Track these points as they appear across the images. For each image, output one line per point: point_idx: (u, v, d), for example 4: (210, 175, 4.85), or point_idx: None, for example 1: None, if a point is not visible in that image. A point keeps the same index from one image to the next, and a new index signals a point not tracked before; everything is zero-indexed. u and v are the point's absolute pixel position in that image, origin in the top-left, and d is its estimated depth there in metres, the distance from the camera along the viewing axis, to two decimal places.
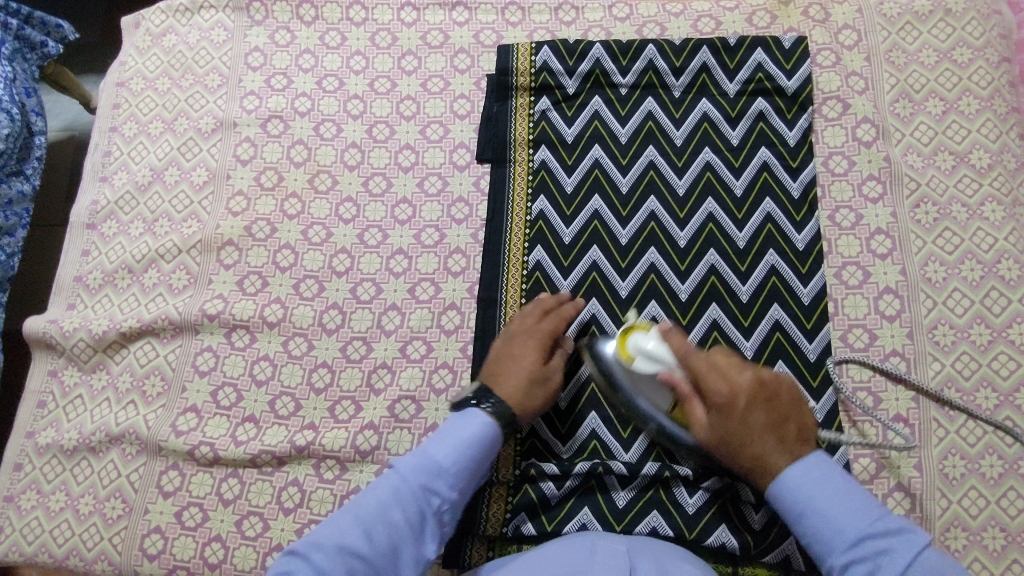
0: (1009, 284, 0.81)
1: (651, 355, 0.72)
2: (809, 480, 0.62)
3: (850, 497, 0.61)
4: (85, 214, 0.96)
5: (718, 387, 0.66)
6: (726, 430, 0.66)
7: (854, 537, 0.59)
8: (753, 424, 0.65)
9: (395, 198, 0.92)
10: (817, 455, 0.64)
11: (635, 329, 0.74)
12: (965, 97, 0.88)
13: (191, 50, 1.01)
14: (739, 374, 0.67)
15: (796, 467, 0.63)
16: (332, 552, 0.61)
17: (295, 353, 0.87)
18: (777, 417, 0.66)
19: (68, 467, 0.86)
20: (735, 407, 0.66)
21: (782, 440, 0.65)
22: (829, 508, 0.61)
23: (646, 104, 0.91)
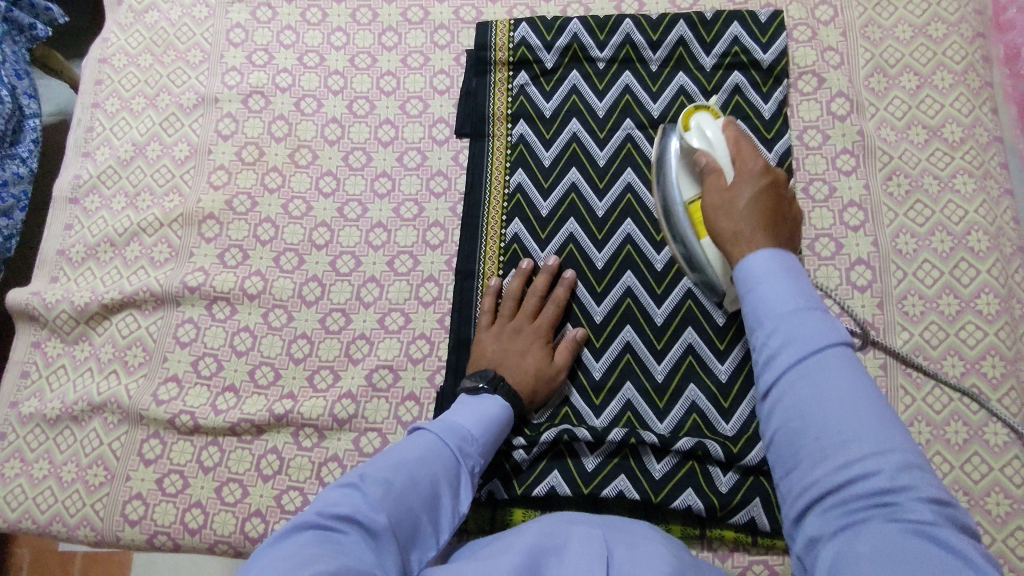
0: (979, 255, 0.82)
1: (702, 132, 0.72)
2: (771, 264, 0.52)
3: (804, 285, 0.51)
4: (68, 188, 0.97)
5: (753, 164, 0.66)
6: (726, 192, 0.65)
7: (791, 309, 0.49)
8: (747, 190, 0.64)
9: (374, 171, 0.93)
10: (792, 254, 0.54)
11: (702, 109, 0.75)
12: (940, 72, 0.89)
13: (174, 27, 1.02)
14: (753, 161, 0.66)
15: (769, 252, 0.53)
16: (382, 490, 0.59)
17: (275, 324, 0.88)
18: (775, 216, 0.62)
19: (51, 436, 0.87)
20: (747, 177, 0.65)
21: (767, 222, 0.61)
22: (770, 288, 0.51)
23: (624, 78, 0.92)
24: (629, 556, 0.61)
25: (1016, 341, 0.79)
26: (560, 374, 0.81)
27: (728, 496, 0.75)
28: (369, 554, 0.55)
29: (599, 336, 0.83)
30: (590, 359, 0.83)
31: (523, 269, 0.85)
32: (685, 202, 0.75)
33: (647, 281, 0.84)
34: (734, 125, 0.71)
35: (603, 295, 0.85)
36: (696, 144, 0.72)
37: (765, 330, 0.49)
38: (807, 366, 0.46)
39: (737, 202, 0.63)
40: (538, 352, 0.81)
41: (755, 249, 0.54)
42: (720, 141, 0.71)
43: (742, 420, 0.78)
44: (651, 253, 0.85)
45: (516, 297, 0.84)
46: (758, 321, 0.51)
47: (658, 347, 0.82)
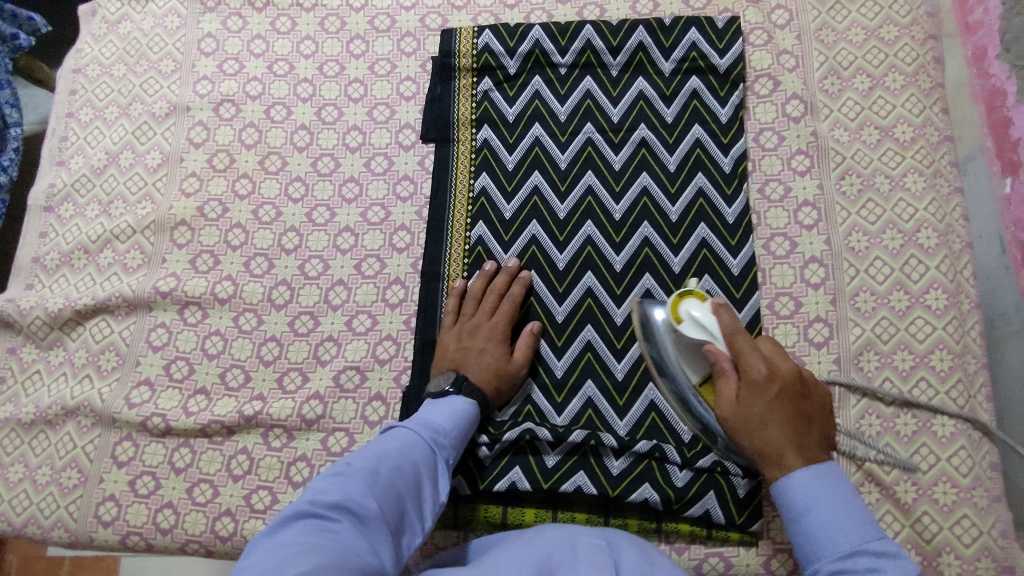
0: (928, 252, 0.84)
1: (701, 324, 0.74)
2: (814, 486, 0.65)
3: (850, 507, 0.63)
4: (42, 197, 0.99)
5: (758, 367, 0.70)
6: (744, 401, 0.70)
7: (849, 546, 0.61)
8: (763, 403, 0.69)
9: (342, 177, 0.95)
10: (834, 467, 0.67)
11: (688, 297, 0.77)
12: (891, 73, 0.91)
13: (146, 37, 1.04)
14: (754, 362, 0.70)
15: (810, 472, 0.66)
16: (368, 479, 0.62)
17: (245, 328, 0.90)
18: (796, 417, 0.69)
19: (26, 440, 0.89)
20: (757, 390, 0.70)
21: (792, 433, 0.68)
22: (827, 518, 0.63)
23: (585, 83, 0.94)
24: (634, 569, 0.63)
25: (964, 335, 0.81)
26: (519, 372, 0.83)
27: (684, 490, 0.77)
28: (362, 539, 0.57)
29: (561, 335, 0.85)
30: (552, 357, 0.85)
31: (487, 270, 0.87)
32: (694, 387, 0.76)
33: (607, 282, 0.86)
34: (727, 311, 0.73)
35: (565, 295, 0.87)
36: (700, 338, 0.74)
37: (834, 569, 0.61)
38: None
39: (765, 421, 0.69)
40: (498, 350, 0.83)
41: (792, 470, 0.67)
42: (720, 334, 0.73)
43: None
44: (611, 255, 0.87)
45: (478, 297, 0.87)
46: (804, 531, 0.64)
47: (617, 346, 0.84)
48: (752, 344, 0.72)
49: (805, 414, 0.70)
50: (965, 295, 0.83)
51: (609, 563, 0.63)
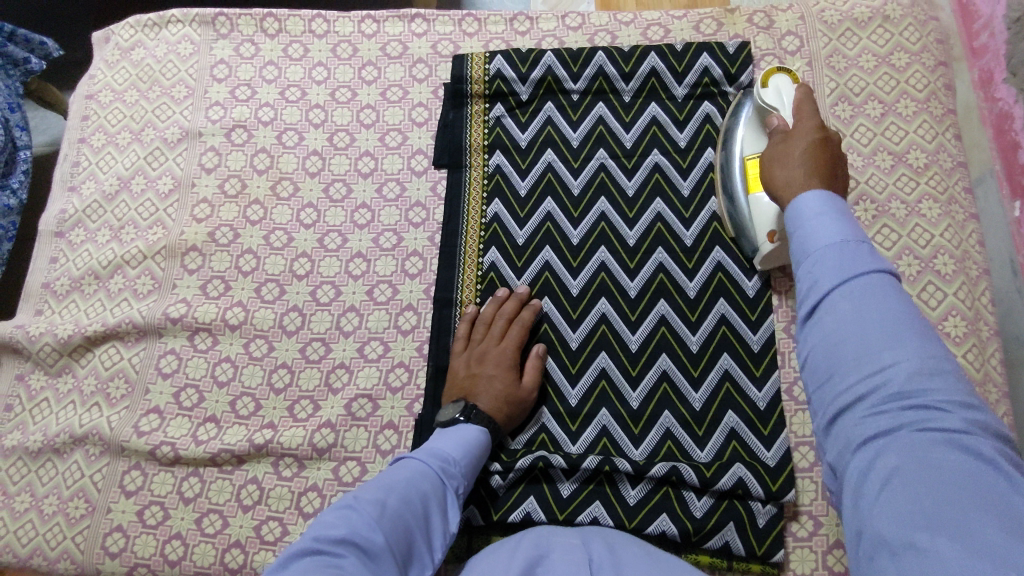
0: (945, 278, 0.83)
1: (780, 93, 0.78)
2: (819, 209, 0.50)
3: (848, 225, 0.48)
4: (53, 222, 0.98)
5: (808, 123, 0.64)
6: (781, 147, 0.64)
7: (829, 244, 0.47)
8: (798, 149, 0.62)
9: (355, 203, 0.95)
10: (839, 199, 0.51)
11: (782, 73, 0.80)
12: (903, 100, 0.91)
13: (159, 63, 1.04)
14: (808, 119, 0.65)
15: (818, 195, 0.51)
16: (377, 511, 0.61)
17: (256, 354, 0.89)
18: (826, 167, 0.60)
19: (33, 468, 0.88)
20: (802, 135, 0.63)
21: (819, 178, 0.58)
22: (817, 226, 0.48)
23: (597, 109, 0.94)
24: (611, 560, 0.63)
25: (984, 363, 0.80)
26: (530, 396, 0.82)
27: (703, 521, 0.76)
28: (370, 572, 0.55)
29: (575, 362, 0.84)
30: (566, 385, 0.84)
31: (498, 296, 0.87)
32: (744, 156, 0.82)
33: (621, 308, 0.86)
34: (803, 88, 0.68)
35: (578, 322, 0.86)
36: (771, 105, 0.78)
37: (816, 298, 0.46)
38: (847, 290, 0.44)
39: (793, 154, 0.62)
40: (508, 375, 0.82)
41: (807, 193, 0.52)
42: (788, 104, 0.77)
43: (716, 446, 0.79)
44: (625, 281, 0.87)
45: (488, 322, 0.86)
46: (794, 254, 0.50)
47: (632, 373, 0.83)
48: (817, 111, 0.66)
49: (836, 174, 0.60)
50: (983, 322, 0.82)
51: (585, 558, 0.62)
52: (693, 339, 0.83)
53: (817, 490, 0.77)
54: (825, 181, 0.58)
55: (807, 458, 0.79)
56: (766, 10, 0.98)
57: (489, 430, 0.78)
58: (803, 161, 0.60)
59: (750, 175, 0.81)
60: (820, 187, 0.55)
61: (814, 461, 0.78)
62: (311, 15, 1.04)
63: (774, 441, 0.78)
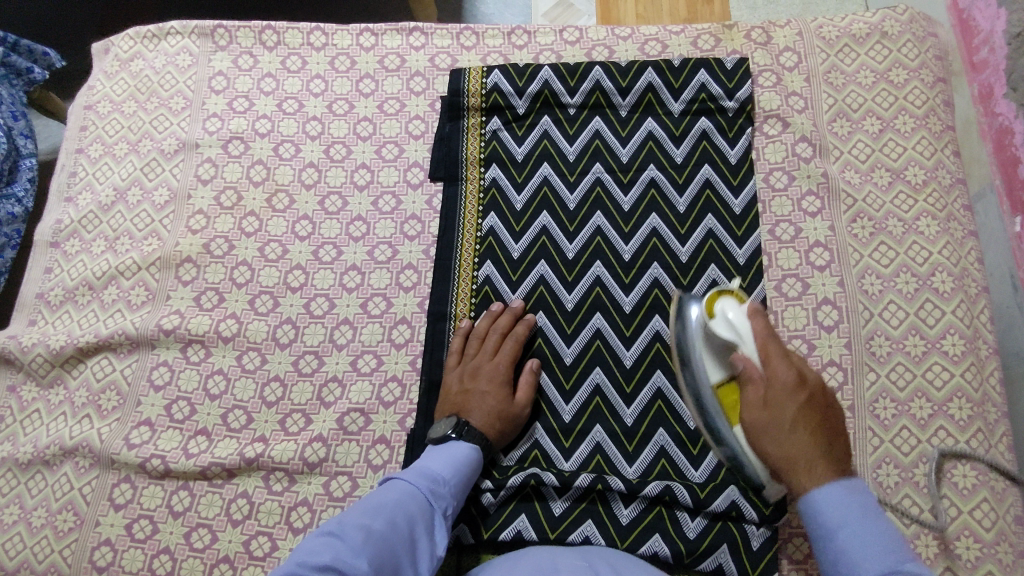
0: (943, 296, 0.82)
1: (730, 322, 0.70)
2: (845, 507, 0.59)
3: (886, 542, 0.57)
4: (49, 232, 0.98)
5: (781, 372, 0.65)
6: (756, 418, 0.66)
7: (882, 573, 0.55)
8: (791, 407, 0.64)
9: (350, 215, 0.95)
10: (859, 488, 0.61)
11: (725, 296, 0.74)
12: (901, 116, 0.90)
13: (157, 75, 1.05)
14: (786, 401, 0.65)
15: (840, 487, 0.60)
16: (361, 535, 0.60)
17: (248, 366, 0.89)
18: (821, 428, 0.64)
19: (23, 480, 0.87)
20: (782, 389, 0.65)
21: (825, 450, 0.63)
22: (853, 540, 0.58)
23: (594, 123, 0.94)
24: None
25: (982, 382, 0.79)
26: (523, 412, 0.81)
27: (696, 542, 0.75)
28: None
29: (569, 378, 0.84)
30: (559, 401, 0.83)
31: (492, 310, 0.86)
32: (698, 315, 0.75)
33: (616, 324, 0.85)
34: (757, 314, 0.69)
35: (573, 337, 0.85)
36: (727, 339, 0.70)
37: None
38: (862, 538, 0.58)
39: (783, 432, 0.64)
40: (501, 391, 0.81)
41: (820, 485, 0.61)
42: (746, 336, 0.69)
43: (711, 465, 0.78)
44: (620, 296, 0.86)
45: (482, 337, 0.85)
46: (842, 568, 0.58)
47: (627, 390, 0.82)
48: (782, 351, 0.67)
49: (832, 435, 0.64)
50: (982, 341, 0.81)
51: None
52: None
53: None
54: (825, 449, 0.63)
55: None
56: (764, 26, 0.98)
57: (481, 447, 0.77)
58: (799, 431, 0.63)
59: (728, 408, 0.72)
60: (826, 471, 0.62)
61: None
62: (309, 28, 1.05)
63: None
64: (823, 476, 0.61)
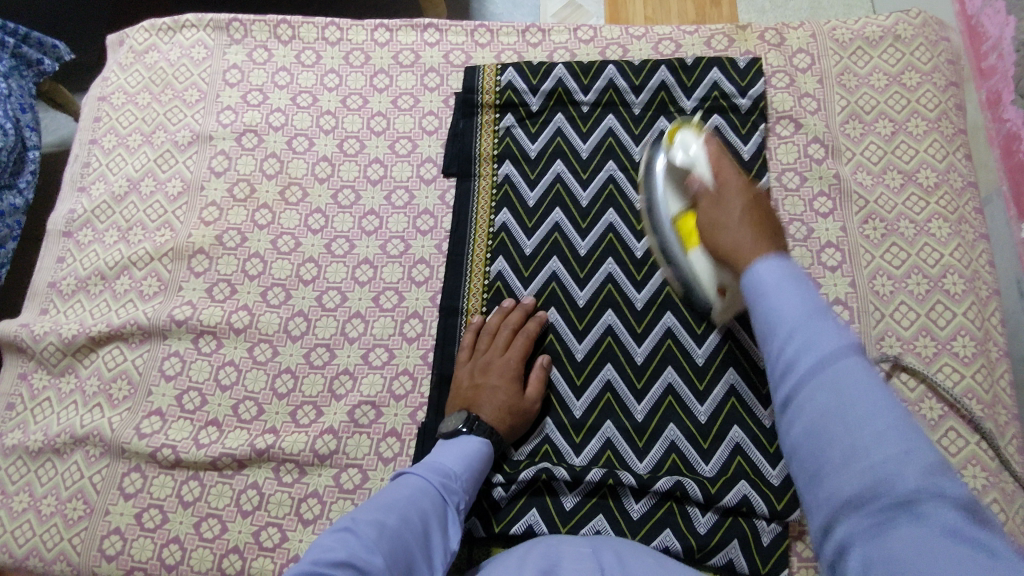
0: (954, 298, 0.83)
1: (687, 147, 0.77)
2: (785, 285, 0.49)
3: (812, 294, 0.48)
4: (62, 222, 0.99)
5: (735, 180, 0.70)
6: (719, 212, 0.67)
7: (801, 318, 0.46)
8: (737, 203, 0.67)
9: (363, 210, 0.95)
10: (788, 263, 0.51)
11: (684, 129, 0.80)
12: (914, 119, 0.91)
13: (172, 67, 1.05)
14: (733, 194, 0.68)
15: (773, 266, 0.51)
16: (376, 532, 0.60)
17: (260, 358, 0.89)
18: (760, 216, 0.65)
19: (33, 468, 0.87)
20: (734, 194, 0.68)
21: (755, 228, 0.63)
22: (779, 297, 0.48)
23: (607, 121, 0.95)
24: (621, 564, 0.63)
25: (993, 384, 0.80)
26: (533, 407, 0.81)
27: (707, 538, 0.75)
28: None
29: (580, 374, 0.84)
30: (570, 396, 0.83)
31: (504, 306, 0.86)
32: (672, 217, 0.78)
33: (627, 320, 0.85)
34: (713, 139, 0.76)
35: (584, 333, 0.86)
36: (684, 164, 0.77)
37: (783, 344, 0.46)
38: (824, 373, 0.43)
39: (730, 214, 0.66)
40: (512, 385, 0.81)
41: (761, 261, 0.53)
42: (700, 159, 0.75)
43: (722, 461, 0.78)
44: (632, 293, 0.86)
45: (493, 332, 0.86)
46: (762, 334, 0.48)
47: (637, 386, 0.82)
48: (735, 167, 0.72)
49: (776, 222, 0.65)
50: (993, 343, 0.81)
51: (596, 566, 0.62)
52: (699, 351, 0.83)
53: None
54: (764, 231, 0.62)
55: None
56: (778, 28, 0.98)
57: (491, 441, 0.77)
58: (745, 226, 0.63)
59: (684, 232, 0.77)
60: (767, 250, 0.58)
61: None
62: (324, 23, 1.05)
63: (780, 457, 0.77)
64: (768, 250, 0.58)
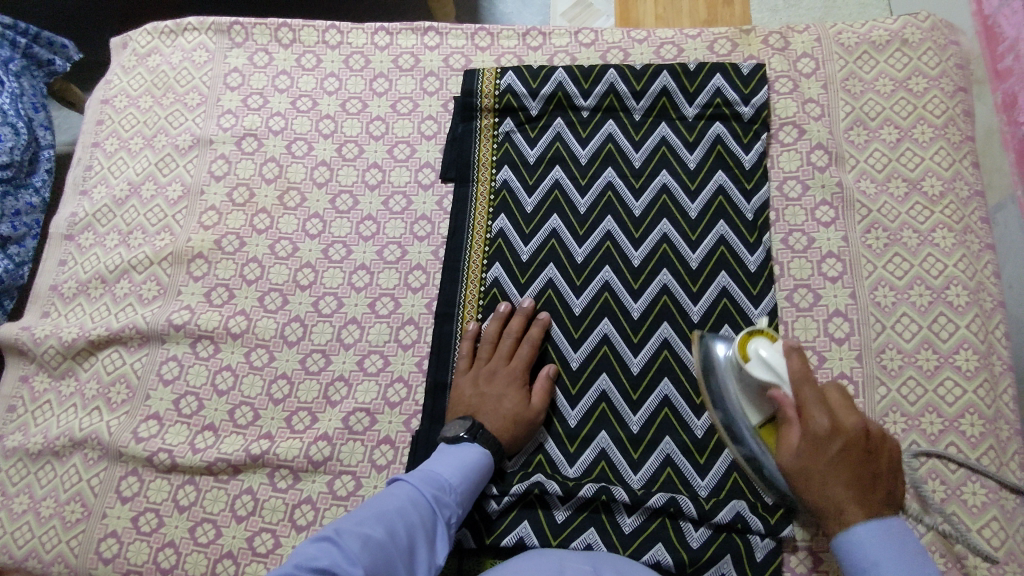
0: (958, 310, 0.81)
1: (766, 364, 0.71)
2: (886, 544, 0.60)
3: (904, 547, 0.60)
4: (64, 225, 1.00)
5: (821, 420, 0.65)
6: (805, 464, 0.66)
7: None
8: (824, 460, 0.65)
9: (360, 215, 0.95)
10: (898, 522, 0.62)
11: (755, 338, 0.74)
12: (919, 126, 0.89)
13: (174, 70, 1.05)
14: (849, 416, 0.65)
15: (869, 526, 0.61)
16: (359, 543, 0.61)
17: (256, 363, 0.89)
18: (866, 479, 0.64)
19: (32, 470, 0.88)
20: (821, 446, 0.65)
21: (860, 497, 0.63)
22: (890, 562, 0.59)
23: (607, 126, 0.93)
24: None
25: (995, 399, 0.78)
26: (538, 417, 0.81)
27: (699, 552, 0.74)
28: None
29: (575, 384, 0.83)
30: (565, 406, 0.83)
31: (501, 313, 0.86)
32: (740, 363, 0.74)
33: (624, 329, 0.84)
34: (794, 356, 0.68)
35: (580, 342, 0.85)
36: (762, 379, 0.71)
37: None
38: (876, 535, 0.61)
39: (823, 478, 0.65)
40: (515, 395, 0.81)
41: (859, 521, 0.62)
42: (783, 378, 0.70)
43: (716, 475, 0.77)
44: (629, 302, 0.85)
45: (494, 341, 0.86)
46: (862, 565, 0.61)
47: (633, 398, 0.81)
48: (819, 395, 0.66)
49: (874, 474, 0.64)
50: (996, 356, 0.80)
51: None
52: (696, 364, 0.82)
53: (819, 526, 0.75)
54: (857, 492, 0.63)
55: None
56: (783, 32, 0.97)
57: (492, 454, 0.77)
58: (838, 485, 0.64)
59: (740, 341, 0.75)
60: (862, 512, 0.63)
61: None
62: (325, 26, 1.05)
63: None
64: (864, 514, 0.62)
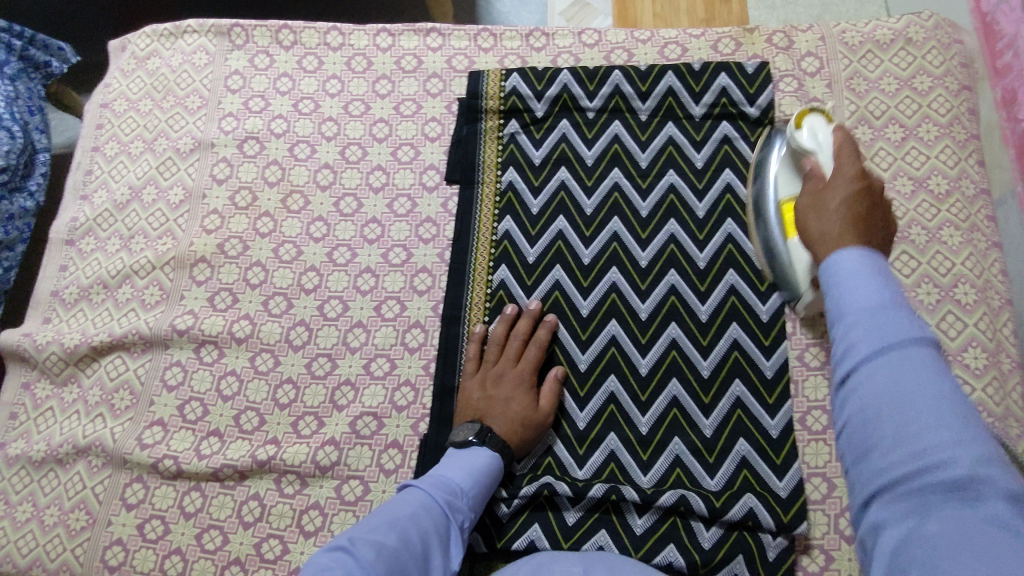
0: (966, 308, 0.81)
1: (814, 135, 0.75)
2: (859, 273, 0.44)
3: (894, 289, 0.43)
4: (64, 230, 0.99)
5: (848, 166, 0.60)
6: (818, 198, 0.59)
7: (875, 306, 0.42)
8: (837, 187, 0.58)
9: (365, 218, 0.94)
10: (880, 257, 0.46)
11: (816, 115, 0.77)
12: (925, 124, 0.89)
13: (174, 73, 1.04)
14: (851, 162, 0.60)
15: (860, 254, 0.45)
16: (373, 551, 0.60)
17: (261, 368, 0.88)
18: (872, 219, 0.55)
19: (36, 478, 0.87)
20: (839, 184, 0.58)
21: (862, 219, 0.55)
22: (858, 287, 0.43)
23: (613, 127, 0.93)
24: None
25: (1005, 397, 0.78)
26: (547, 420, 0.80)
27: (711, 553, 0.74)
28: None
29: (583, 385, 0.83)
30: (574, 409, 0.82)
31: (508, 316, 0.85)
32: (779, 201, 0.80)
33: (632, 330, 0.84)
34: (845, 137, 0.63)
35: (588, 343, 0.85)
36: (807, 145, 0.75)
37: (851, 345, 0.41)
38: (885, 361, 0.40)
39: (830, 203, 0.57)
40: (524, 399, 0.80)
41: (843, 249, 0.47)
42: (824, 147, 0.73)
43: (727, 475, 0.77)
44: (636, 302, 0.85)
45: (501, 343, 0.85)
46: (831, 315, 0.44)
47: (641, 398, 0.81)
48: (854, 153, 0.61)
49: (881, 221, 0.56)
50: (1005, 354, 0.80)
51: None
52: (705, 364, 0.81)
53: (830, 525, 0.75)
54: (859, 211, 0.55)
55: (819, 490, 0.76)
56: (787, 31, 0.97)
57: (502, 457, 0.77)
58: (842, 209, 0.56)
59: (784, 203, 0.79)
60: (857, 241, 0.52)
61: (826, 493, 0.76)
62: (326, 28, 1.04)
63: (786, 468, 0.76)
64: (850, 241, 0.52)
